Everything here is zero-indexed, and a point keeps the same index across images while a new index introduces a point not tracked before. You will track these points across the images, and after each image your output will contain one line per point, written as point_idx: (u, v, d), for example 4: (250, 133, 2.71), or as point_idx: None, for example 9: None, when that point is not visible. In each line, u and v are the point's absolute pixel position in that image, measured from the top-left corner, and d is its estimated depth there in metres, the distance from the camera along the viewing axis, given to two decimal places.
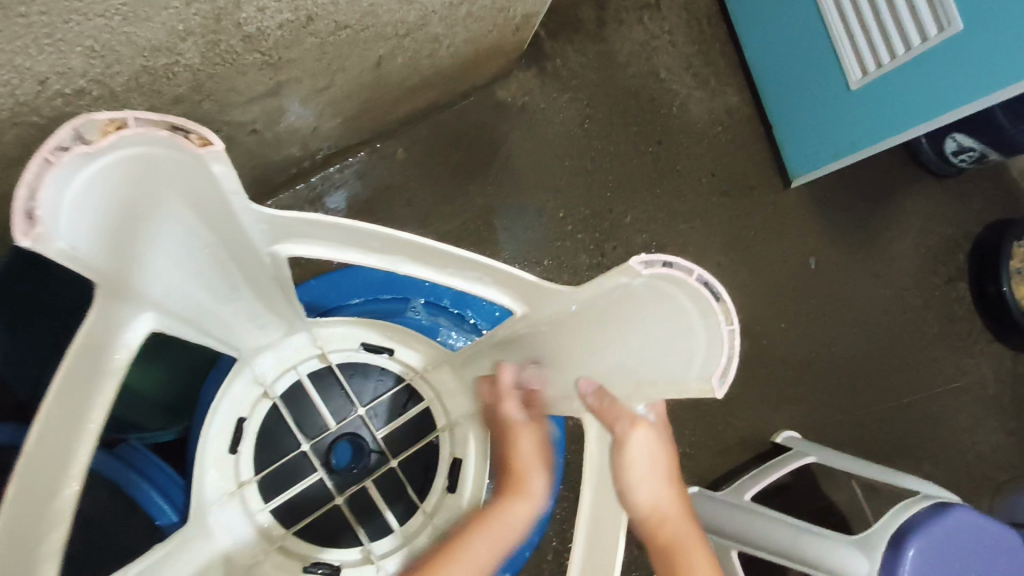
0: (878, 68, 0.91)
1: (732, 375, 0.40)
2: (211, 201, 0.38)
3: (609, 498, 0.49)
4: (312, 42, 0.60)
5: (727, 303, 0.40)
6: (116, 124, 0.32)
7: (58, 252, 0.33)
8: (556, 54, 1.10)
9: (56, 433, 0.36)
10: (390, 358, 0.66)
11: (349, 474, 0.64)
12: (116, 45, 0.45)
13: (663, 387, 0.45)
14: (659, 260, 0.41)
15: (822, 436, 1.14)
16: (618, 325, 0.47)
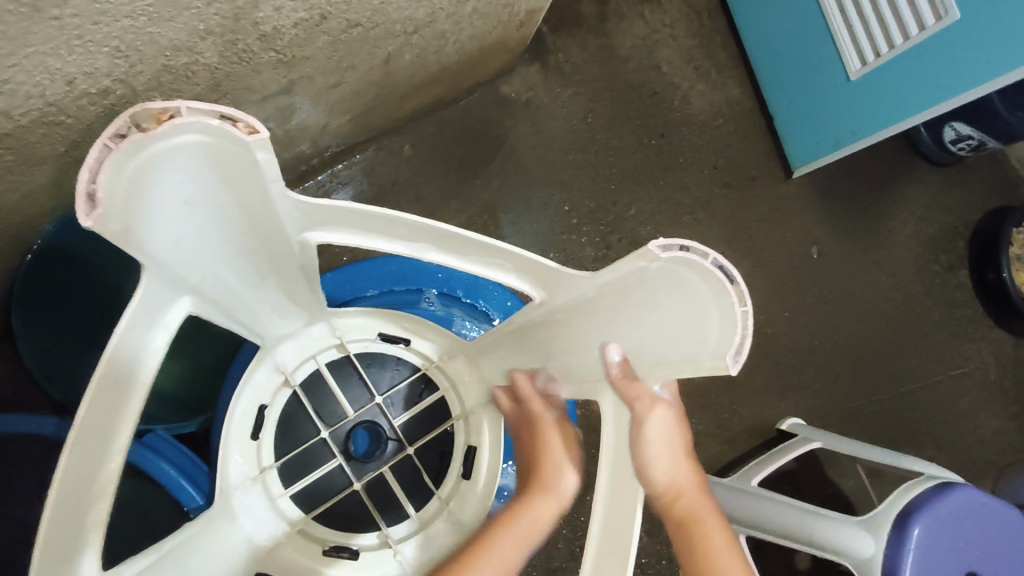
0: (877, 57, 0.92)
1: (745, 353, 0.40)
2: (252, 189, 0.40)
3: (625, 474, 0.50)
4: (325, 40, 0.61)
5: (739, 286, 0.39)
6: (169, 113, 0.33)
7: (113, 232, 0.35)
8: (558, 49, 1.11)
9: (101, 408, 0.38)
10: (406, 349, 0.68)
11: (367, 461, 0.67)
12: (140, 46, 0.46)
13: (679, 366, 0.46)
14: (676, 244, 0.40)
15: (827, 423, 1.15)
16: (632, 307, 0.48)
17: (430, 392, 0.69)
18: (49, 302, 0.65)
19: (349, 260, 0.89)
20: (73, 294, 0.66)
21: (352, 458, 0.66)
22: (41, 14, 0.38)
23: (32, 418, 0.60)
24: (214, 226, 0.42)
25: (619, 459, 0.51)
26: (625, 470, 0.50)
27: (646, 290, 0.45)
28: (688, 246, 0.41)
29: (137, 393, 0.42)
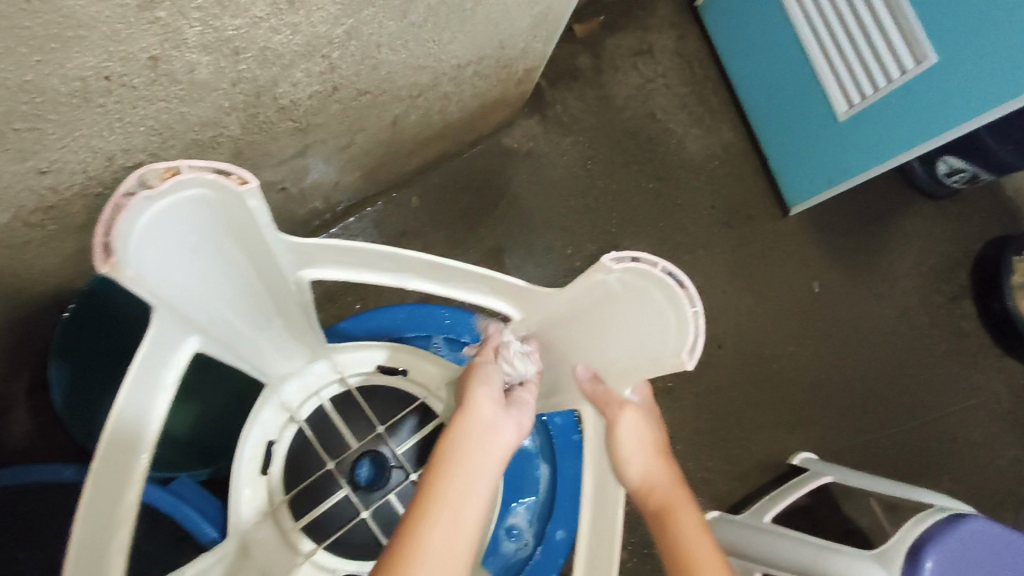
0: (863, 99, 0.97)
1: (700, 346, 0.42)
2: (250, 235, 0.42)
3: (607, 475, 0.51)
4: (337, 107, 0.67)
5: (688, 288, 0.43)
6: (172, 171, 0.35)
7: (130, 278, 0.37)
8: (557, 102, 1.17)
9: (116, 438, 0.41)
10: (406, 380, 0.70)
11: (372, 491, 0.65)
12: (171, 124, 0.51)
13: (646, 370, 0.47)
14: (628, 256, 0.45)
15: (839, 456, 1.15)
16: (602, 323, 0.50)
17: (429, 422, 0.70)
18: (84, 353, 0.68)
19: (361, 308, 0.93)
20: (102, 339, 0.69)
21: (357, 488, 0.65)
22: (89, 102, 0.43)
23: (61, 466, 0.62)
24: (215, 270, 0.44)
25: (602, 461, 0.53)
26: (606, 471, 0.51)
27: (612, 307, 0.49)
28: (638, 258, 0.45)
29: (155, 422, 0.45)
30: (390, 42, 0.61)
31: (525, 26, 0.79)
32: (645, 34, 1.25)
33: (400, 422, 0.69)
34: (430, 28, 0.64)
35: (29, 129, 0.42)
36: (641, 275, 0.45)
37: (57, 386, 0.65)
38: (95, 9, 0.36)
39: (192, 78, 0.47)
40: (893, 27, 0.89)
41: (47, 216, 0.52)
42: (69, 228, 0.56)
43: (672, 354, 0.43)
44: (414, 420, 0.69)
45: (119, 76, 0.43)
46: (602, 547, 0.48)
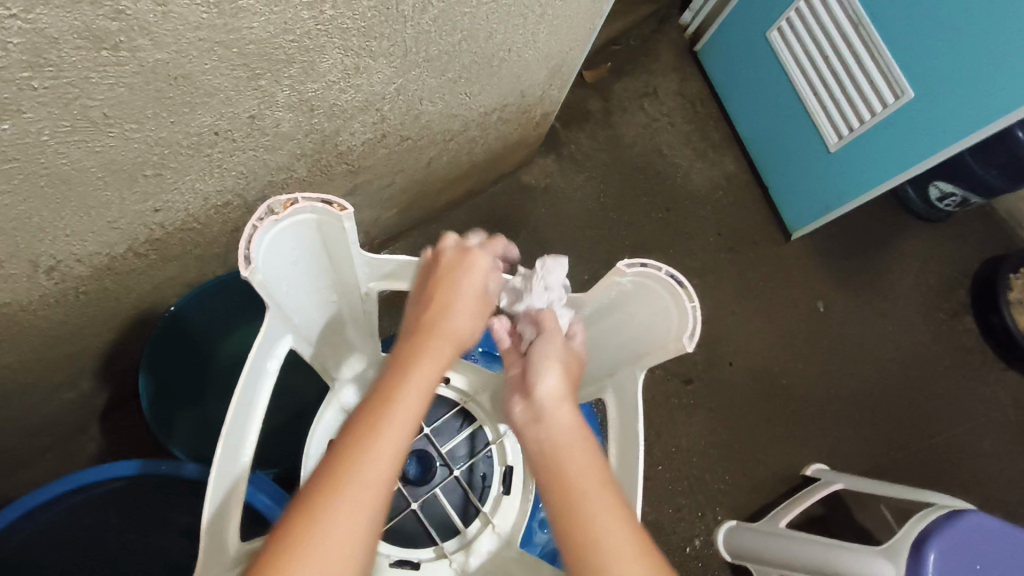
0: (851, 131, 1.07)
1: (697, 332, 0.51)
2: (337, 246, 0.53)
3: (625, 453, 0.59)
4: (384, 151, 0.77)
5: (686, 287, 0.51)
6: (290, 201, 0.47)
7: (258, 283, 0.47)
8: (570, 141, 1.28)
9: (242, 406, 0.50)
10: (446, 386, 0.76)
11: (420, 485, 0.72)
12: (255, 169, 0.62)
13: (654, 356, 0.56)
14: (638, 261, 0.54)
15: (851, 468, 1.20)
16: (623, 320, 0.60)
17: (470, 424, 0.76)
18: (166, 370, 0.79)
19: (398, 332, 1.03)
20: (181, 360, 0.81)
21: (407, 483, 0.72)
22: (201, 153, 0.53)
23: (117, 464, 0.68)
24: (308, 278, 0.55)
25: (622, 441, 0.59)
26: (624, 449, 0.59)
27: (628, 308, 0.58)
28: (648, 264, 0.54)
29: (262, 398, 0.53)
30: (431, 95, 0.72)
31: (543, 77, 0.90)
32: (649, 77, 1.36)
33: (443, 424, 0.75)
34: (464, 83, 0.75)
35: (154, 175, 0.52)
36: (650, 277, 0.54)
37: (144, 394, 0.74)
38: (218, 80, 0.47)
39: (277, 131, 0.58)
40: (872, 67, 1.00)
41: (151, 248, 0.62)
42: (165, 258, 0.66)
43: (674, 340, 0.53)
44: (456, 423, 0.76)
45: (224, 131, 0.53)
46: None
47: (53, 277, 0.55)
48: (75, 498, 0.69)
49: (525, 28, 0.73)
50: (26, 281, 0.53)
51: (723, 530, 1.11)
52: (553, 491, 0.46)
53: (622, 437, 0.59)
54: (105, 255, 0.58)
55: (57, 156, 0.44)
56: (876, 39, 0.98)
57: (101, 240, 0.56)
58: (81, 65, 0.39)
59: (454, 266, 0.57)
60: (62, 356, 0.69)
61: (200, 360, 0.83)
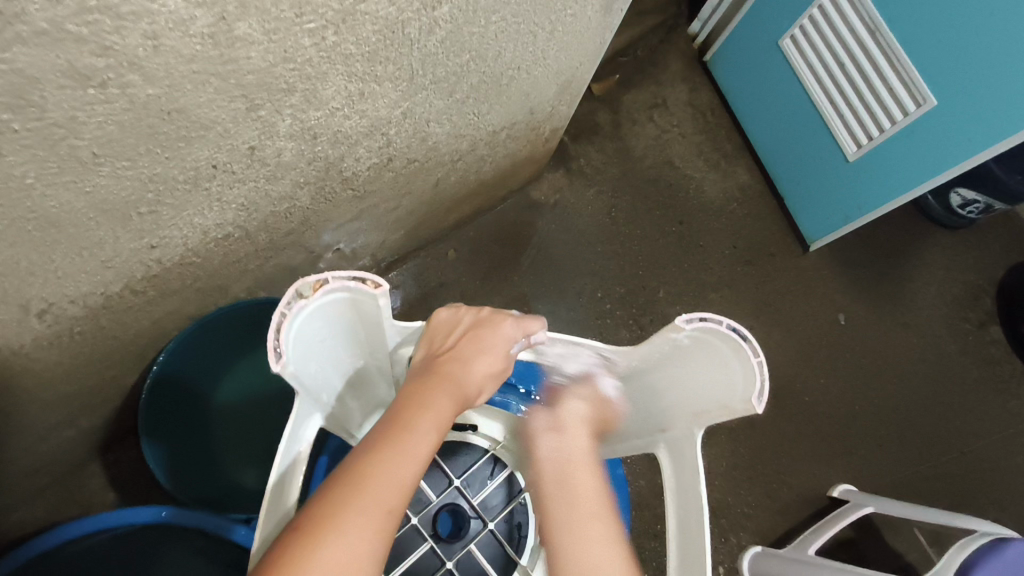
0: (871, 140, 1.04)
1: (767, 390, 0.49)
2: (369, 321, 0.53)
3: (688, 504, 0.56)
4: (390, 175, 0.74)
5: (752, 341, 0.49)
6: (320, 283, 0.47)
7: (289, 373, 0.47)
8: (580, 155, 1.25)
9: (280, 482, 0.50)
10: (474, 434, 0.73)
11: (454, 541, 0.68)
12: (256, 201, 0.59)
13: (718, 413, 0.53)
14: (696, 316, 0.51)
15: (879, 488, 1.16)
16: (672, 376, 0.56)
17: (502, 471, 0.72)
18: (173, 429, 0.77)
19: None
20: (185, 415, 0.79)
21: (439, 540, 0.68)
22: (198, 187, 0.51)
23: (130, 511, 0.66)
24: (337, 353, 0.54)
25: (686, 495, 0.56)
26: (687, 502, 0.56)
27: (682, 362, 0.55)
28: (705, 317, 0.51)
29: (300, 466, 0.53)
30: (438, 117, 0.69)
31: (552, 93, 0.88)
32: (658, 88, 1.33)
33: (474, 472, 0.72)
34: (472, 102, 0.72)
35: (149, 213, 0.50)
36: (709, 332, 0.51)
37: (154, 461, 0.73)
38: (215, 112, 0.44)
39: (278, 161, 0.55)
40: (892, 75, 0.97)
41: (149, 284, 0.60)
42: (165, 292, 0.63)
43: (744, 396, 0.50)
44: (486, 469, 0.72)
45: (223, 164, 0.50)
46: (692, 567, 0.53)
47: (45, 319, 0.53)
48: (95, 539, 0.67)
49: (535, 46, 0.70)
50: (17, 325, 0.51)
51: (748, 555, 1.04)
52: (558, 490, 0.60)
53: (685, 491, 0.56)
54: (100, 294, 0.55)
55: (44, 199, 0.41)
56: (896, 45, 0.94)
57: (96, 280, 0.53)
58: (66, 105, 0.36)
59: (486, 323, 0.57)
60: (59, 396, 0.67)
61: (200, 414, 0.80)
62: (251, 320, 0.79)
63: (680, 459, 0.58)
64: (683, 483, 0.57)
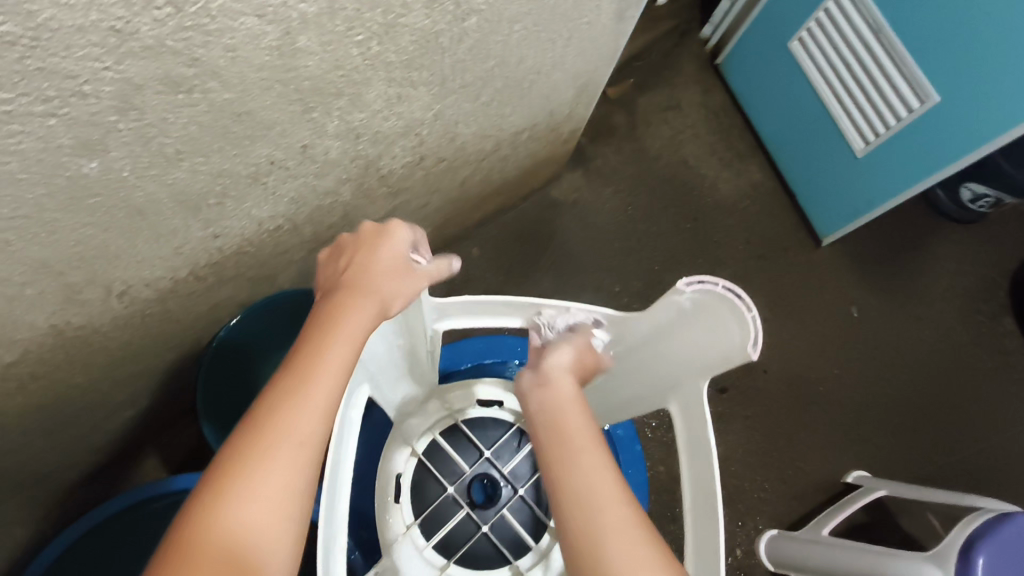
0: (877, 137, 1.08)
1: (760, 341, 0.49)
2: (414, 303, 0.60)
3: (700, 460, 0.58)
4: (421, 174, 0.81)
5: (744, 299, 0.49)
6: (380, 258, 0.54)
7: None
8: (597, 155, 1.31)
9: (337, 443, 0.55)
10: (501, 409, 0.78)
11: (488, 507, 0.74)
12: (305, 195, 0.65)
13: (720, 364, 0.54)
14: (696, 278, 0.51)
15: (893, 476, 1.19)
16: (680, 334, 0.58)
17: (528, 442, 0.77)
18: (225, 410, 0.83)
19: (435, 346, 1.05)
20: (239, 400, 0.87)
21: (475, 507, 0.74)
22: (258, 181, 0.57)
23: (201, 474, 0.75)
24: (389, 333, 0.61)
25: (695, 448, 0.59)
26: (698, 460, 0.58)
27: (686, 325, 0.56)
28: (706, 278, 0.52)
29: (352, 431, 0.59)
30: (465, 119, 0.76)
31: (571, 95, 0.93)
32: (672, 91, 1.38)
33: (503, 445, 0.77)
34: (496, 105, 0.78)
35: (216, 204, 0.56)
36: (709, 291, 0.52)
37: (212, 439, 0.80)
38: (276, 114, 0.51)
39: (326, 158, 0.62)
40: (896, 73, 1.01)
41: (209, 271, 0.66)
42: (223, 279, 0.70)
43: (740, 349, 0.51)
44: (514, 442, 0.78)
45: (279, 161, 0.57)
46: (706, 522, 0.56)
47: (124, 300, 0.60)
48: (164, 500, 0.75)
49: (553, 52, 0.76)
50: (101, 305, 0.58)
51: (763, 539, 1.10)
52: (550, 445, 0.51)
53: (696, 445, 0.59)
54: (169, 279, 0.62)
55: (134, 189, 0.48)
56: (898, 45, 0.98)
57: (167, 265, 0.60)
58: (159, 107, 0.42)
59: (356, 255, 0.54)
60: (126, 375, 0.73)
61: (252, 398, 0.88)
62: (292, 307, 0.86)
63: (690, 415, 0.60)
64: (692, 443, 0.59)
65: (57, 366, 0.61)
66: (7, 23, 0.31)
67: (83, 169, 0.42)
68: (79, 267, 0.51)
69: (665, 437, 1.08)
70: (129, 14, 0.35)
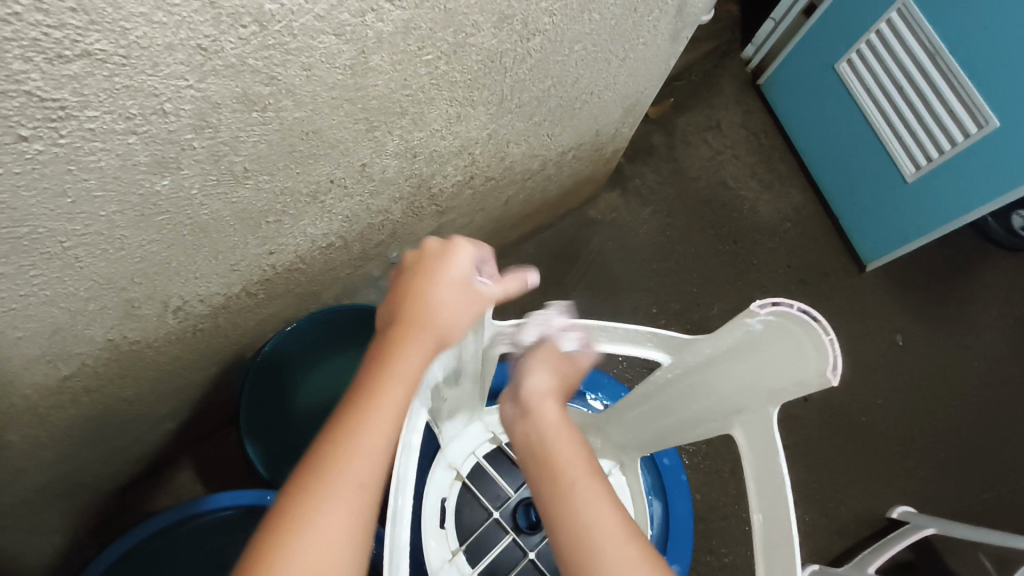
0: (930, 162, 1.05)
1: (840, 366, 0.44)
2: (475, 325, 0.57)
3: (770, 491, 0.51)
4: (469, 193, 0.80)
5: (821, 321, 0.44)
6: None
7: None
8: (636, 175, 1.29)
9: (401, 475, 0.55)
10: None
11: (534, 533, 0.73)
12: (358, 214, 0.65)
13: (794, 390, 0.48)
14: (768, 301, 0.46)
15: (940, 512, 1.14)
16: (743, 362, 0.52)
17: None
18: (263, 427, 0.82)
19: None
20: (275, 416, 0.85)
21: (520, 531, 0.73)
22: (316, 200, 0.57)
23: (243, 492, 0.75)
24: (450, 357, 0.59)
25: (764, 481, 0.51)
26: (769, 489, 0.51)
27: (748, 349, 0.50)
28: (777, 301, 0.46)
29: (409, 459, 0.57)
30: (517, 138, 0.75)
31: (618, 116, 0.92)
32: (713, 111, 1.37)
33: None
34: (548, 125, 0.78)
35: (275, 221, 0.56)
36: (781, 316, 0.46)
37: (256, 456, 0.80)
38: (342, 133, 0.50)
39: (382, 176, 0.61)
40: (952, 96, 0.98)
41: (259, 288, 0.66)
42: (271, 296, 0.70)
43: (816, 375, 0.45)
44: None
45: (339, 179, 0.56)
46: (782, 558, 0.49)
47: (178, 316, 0.59)
48: (205, 519, 0.75)
49: (608, 72, 0.75)
50: (156, 320, 0.57)
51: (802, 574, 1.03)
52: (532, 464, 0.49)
53: (765, 480, 0.51)
54: (223, 295, 0.62)
55: (201, 208, 0.47)
56: (956, 68, 0.96)
57: (222, 281, 0.59)
58: (234, 126, 0.42)
59: (408, 278, 0.51)
60: (171, 389, 0.73)
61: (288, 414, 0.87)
62: (347, 324, 0.87)
63: (755, 447, 0.53)
64: (760, 476, 0.52)
65: (108, 381, 0.61)
66: (102, 41, 0.31)
67: (156, 187, 0.42)
68: (139, 282, 0.51)
69: (704, 465, 1.05)
70: (217, 32, 0.35)
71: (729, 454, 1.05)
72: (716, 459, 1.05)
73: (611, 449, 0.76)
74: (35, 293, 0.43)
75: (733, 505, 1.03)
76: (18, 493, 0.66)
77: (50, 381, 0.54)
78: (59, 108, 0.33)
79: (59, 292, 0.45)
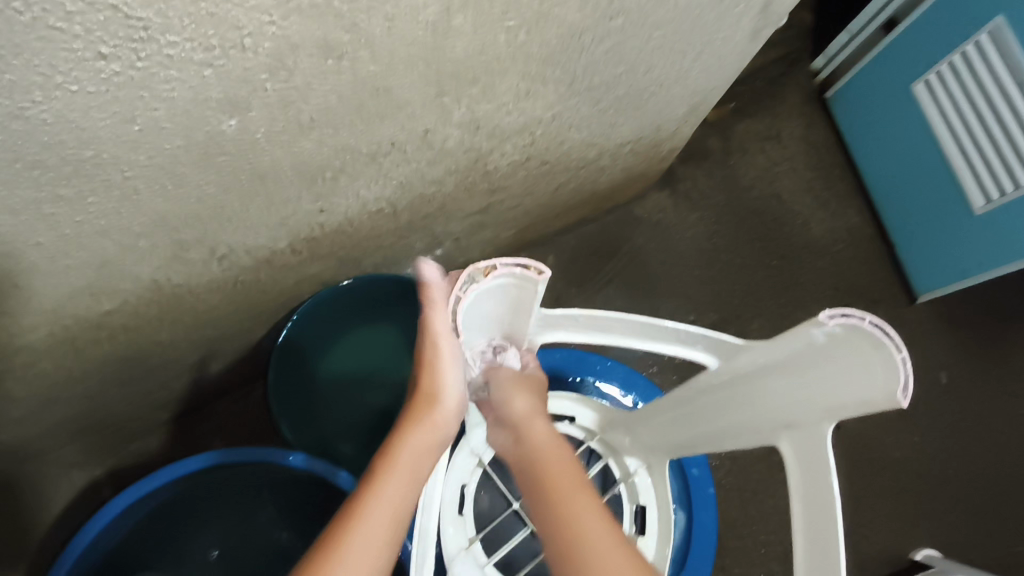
0: (1002, 195, 1.00)
1: (910, 386, 0.41)
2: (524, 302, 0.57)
3: (816, 514, 0.48)
4: (524, 173, 0.78)
5: (894, 338, 0.41)
6: (490, 268, 0.52)
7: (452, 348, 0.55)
8: (687, 177, 1.26)
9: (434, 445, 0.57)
10: (572, 425, 0.77)
11: None
12: (412, 181, 0.63)
13: (854, 409, 0.45)
14: (838, 311, 0.43)
15: (965, 560, 1.10)
16: (797, 373, 0.49)
17: (597, 461, 0.77)
18: (289, 390, 0.82)
19: None
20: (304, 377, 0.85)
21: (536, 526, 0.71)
22: (375, 161, 0.55)
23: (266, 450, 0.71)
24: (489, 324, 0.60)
25: (811, 499, 0.49)
26: (815, 512, 0.48)
27: (805, 363, 0.48)
28: (846, 311, 0.43)
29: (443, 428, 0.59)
30: (579, 123, 0.73)
31: (682, 112, 0.89)
32: (775, 120, 1.32)
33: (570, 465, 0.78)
34: (612, 113, 0.75)
35: (331, 178, 0.54)
36: (849, 329, 0.43)
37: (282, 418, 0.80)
38: (411, 94, 0.49)
39: (442, 145, 0.59)
40: None
41: (305, 246, 0.65)
42: (314, 256, 0.69)
43: (883, 396, 0.42)
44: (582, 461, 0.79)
45: (400, 143, 0.55)
46: None
47: (224, 264, 0.59)
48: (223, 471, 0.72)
49: (680, 65, 0.72)
50: (202, 265, 0.57)
51: None
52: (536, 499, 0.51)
53: (810, 497, 0.49)
54: (268, 248, 0.61)
55: (262, 153, 0.46)
56: None
57: (271, 234, 0.58)
58: (308, 72, 0.40)
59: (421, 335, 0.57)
60: (206, 339, 0.73)
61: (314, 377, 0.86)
62: (382, 296, 0.86)
63: (801, 464, 0.50)
64: (805, 494, 0.49)
65: (148, 321, 0.60)
66: None
67: (223, 126, 0.41)
68: (192, 224, 0.50)
69: (725, 481, 1.02)
70: None
71: (753, 474, 1.02)
72: (740, 477, 1.02)
73: (639, 450, 0.74)
74: (90, 221, 0.43)
75: (752, 527, 1.00)
76: (47, 419, 0.67)
77: (91, 313, 0.54)
78: (143, 29, 0.31)
79: (114, 224, 0.45)
